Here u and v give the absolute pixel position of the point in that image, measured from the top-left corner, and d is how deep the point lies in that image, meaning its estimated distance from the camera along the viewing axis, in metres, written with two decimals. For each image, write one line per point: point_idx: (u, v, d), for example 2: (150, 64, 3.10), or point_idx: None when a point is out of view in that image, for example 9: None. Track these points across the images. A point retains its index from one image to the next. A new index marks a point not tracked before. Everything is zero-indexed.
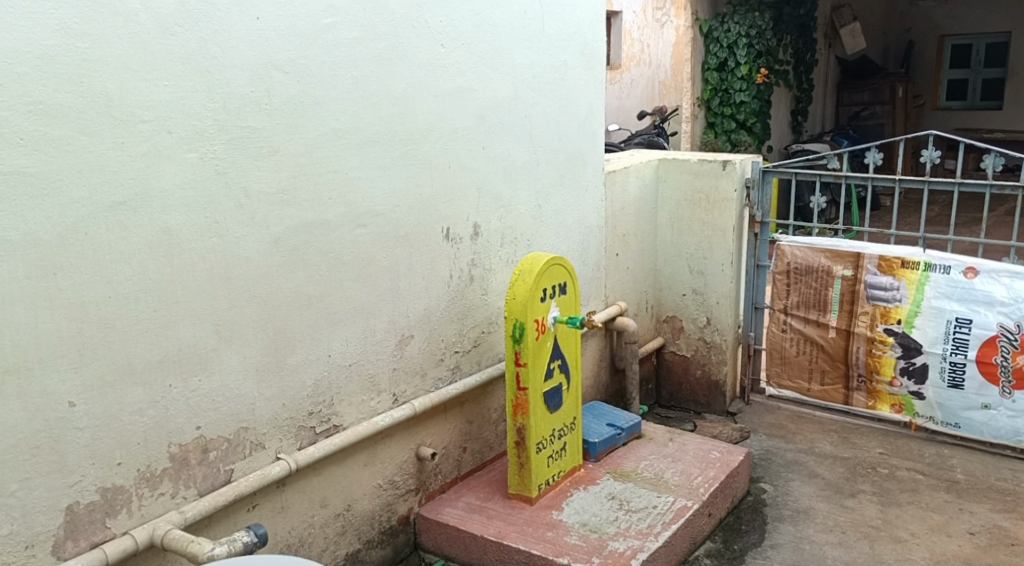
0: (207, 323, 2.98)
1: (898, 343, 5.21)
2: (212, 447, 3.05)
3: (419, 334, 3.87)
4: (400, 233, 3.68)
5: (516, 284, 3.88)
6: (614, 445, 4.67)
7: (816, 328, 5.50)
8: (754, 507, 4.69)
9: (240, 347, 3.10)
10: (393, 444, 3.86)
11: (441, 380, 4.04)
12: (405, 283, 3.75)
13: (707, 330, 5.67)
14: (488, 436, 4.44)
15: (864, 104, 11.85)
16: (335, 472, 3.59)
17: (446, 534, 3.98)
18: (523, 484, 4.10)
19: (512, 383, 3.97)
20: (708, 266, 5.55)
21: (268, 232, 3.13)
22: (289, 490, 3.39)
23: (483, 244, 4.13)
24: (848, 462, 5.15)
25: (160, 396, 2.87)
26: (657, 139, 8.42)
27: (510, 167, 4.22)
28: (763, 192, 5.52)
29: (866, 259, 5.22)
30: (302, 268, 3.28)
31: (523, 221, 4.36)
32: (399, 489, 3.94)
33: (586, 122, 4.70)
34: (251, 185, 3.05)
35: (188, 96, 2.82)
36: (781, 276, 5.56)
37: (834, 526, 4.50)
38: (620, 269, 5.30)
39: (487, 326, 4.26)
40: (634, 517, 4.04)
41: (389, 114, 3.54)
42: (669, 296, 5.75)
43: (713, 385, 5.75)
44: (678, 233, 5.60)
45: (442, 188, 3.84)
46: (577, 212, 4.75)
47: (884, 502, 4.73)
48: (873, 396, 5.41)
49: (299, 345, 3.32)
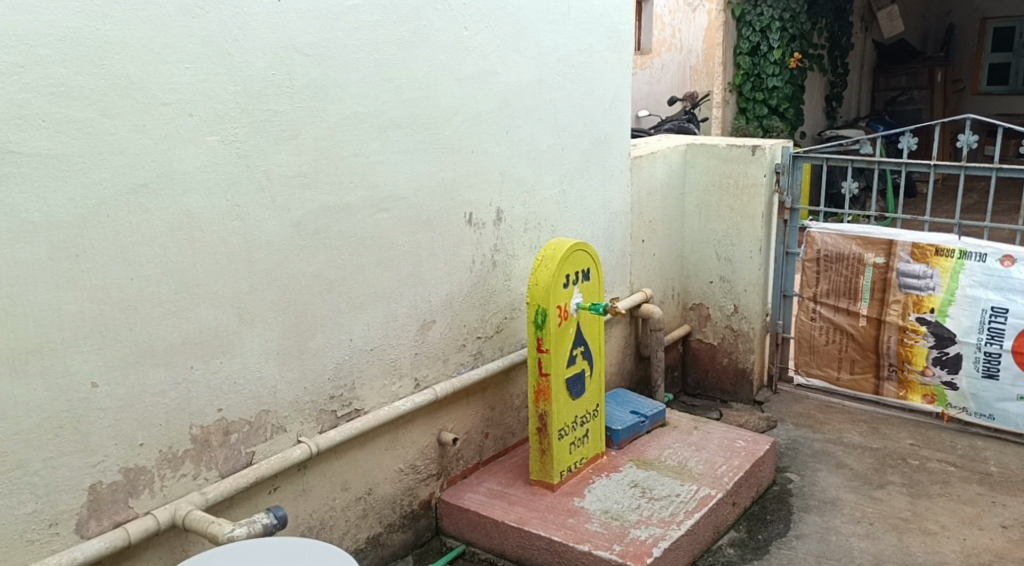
0: (229, 306, 2.99)
1: (931, 332, 5.11)
2: (233, 430, 3.06)
3: (441, 320, 3.86)
4: (423, 217, 3.66)
5: (540, 270, 3.86)
6: (638, 433, 4.63)
7: (846, 317, 5.41)
8: (780, 497, 4.63)
9: (261, 330, 3.10)
10: (415, 429, 3.86)
11: (463, 365, 4.02)
12: (428, 268, 3.73)
13: (735, 318, 5.61)
14: (510, 422, 4.42)
15: (901, 89, 11.68)
16: (357, 456, 3.59)
17: (468, 520, 3.98)
18: (545, 471, 4.08)
19: (534, 369, 3.95)
20: (736, 253, 5.48)
21: (289, 216, 3.13)
22: (310, 473, 3.40)
23: (506, 229, 4.10)
24: (878, 452, 5.08)
25: (182, 378, 2.88)
26: (688, 125, 8.37)
27: (534, 152, 4.18)
28: (793, 177, 5.42)
29: (898, 247, 5.12)
30: (324, 252, 3.27)
31: (547, 206, 4.32)
32: (420, 474, 3.94)
33: (612, 106, 4.65)
34: (273, 168, 3.05)
35: (209, 78, 2.82)
36: (811, 264, 5.48)
37: (861, 517, 4.44)
38: (646, 255, 5.25)
39: (510, 312, 4.24)
40: (657, 506, 4.01)
41: (411, 98, 3.52)
42: (696, 283, 5.69)
43: (740, 373, 5.69)
44: (706, 219, 5.53)
45: (465, 173, 3.82)
46: (602, 198, 4.71)
47: (914, 494, 4.66)
48: (904, 386, 5.32)
49: (320, 329, 3.32)
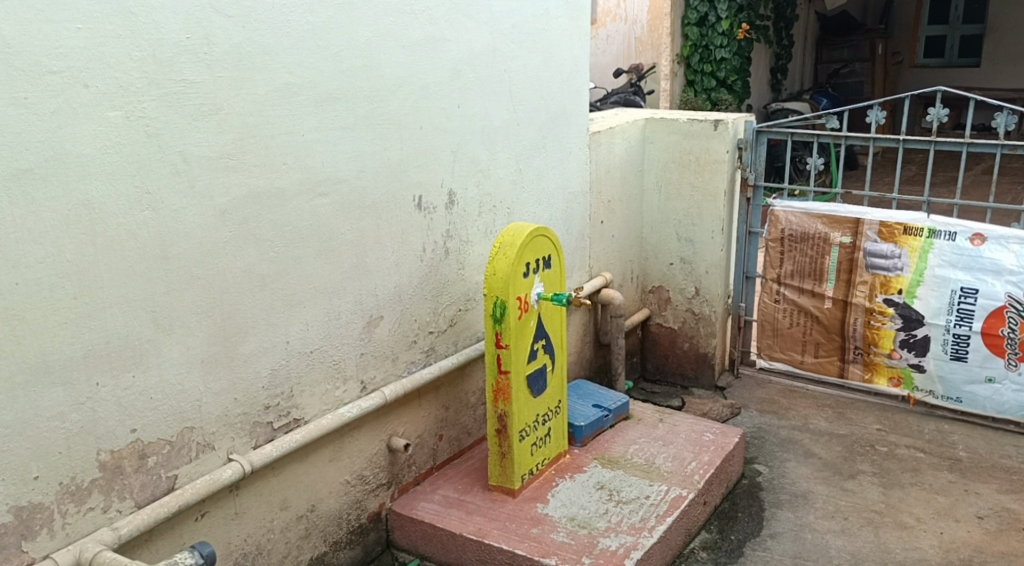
0: (142, 311, 2.58)
1: (899, 314, 4.90)
2: (150, 453, 2.67)
3: (389, 315, 3.50)
4: (367, 202, 3.28)
5: (497, 258, 3.51)
6: (601, 428, 4.33)
7: (811, 298, 5.18)
8: (750, 492, 4.38)
9: (182, 337, 2.71)
10: (363, 437, 3.50)
11: (414, 364, 3.67)
12: (373, 258, 3.37)
13: (696, 301, 5.34)
14: (466, 421, 4.08)
15: (843, 61, 11.52)
16: (297, 471, 3.23)
17: (421, 532, 3.64)
18: (505, 475, 3.76)
19: (492, 367, 3.61)
20: (698, 233, 5.20)
21: (211, 203, 2.72)
22: (245, 494, 3.03)
23: (459, 213, 3.74)
24: (846, 439, 4.86)
25: (85, 398, 2.47)
26: (634, 98, 8.10)
27: (487, 128, 3.82)
28: (756, 153, 5.15)
29: (866, 225, 4.89)
30: (253, 244, 2.88)
31: (503, 187, 3.97)
32: (369, 485, 3.59)
33: (569, 77, 4.30)
34: (190, 148, 2.63)
35: (108, 42, 2.39)
36: (774, 244, 5.23)
37: (835, 512, 4.20)
38: (604, 237, 4.94)
39: (464, 303, 3.89)
40: (626, 510, 3.72)
41: (351, 68, 3.12)
42: (655, 265, 5.40)
43: (701, 358, 5.43)
44: (666, 198, 5.23)
45: (413, 152, 3.44)
46: (561, 177, 4.37)
47: (886, 483, 4.43)
48: (870, 369, 5.11)
49: (251, 332, 2.93)
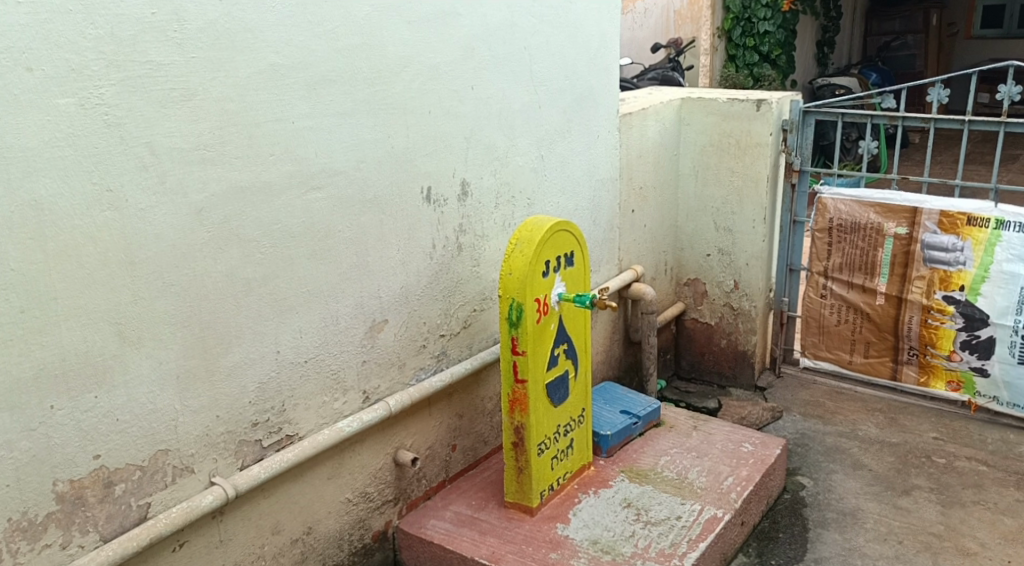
0: (104, 323, 2.28)
1: (960, 313, 4.49)
2: (118, 480, 2.38)
3: (395, 318, 3.18)
4: (368, 196, 2.96)
5: (514, 256, 3.18)
6: (629, 437, 4.00)
7: (861, 294, 4.77)
8: (792, 509, 4.03)
9: (154, 351, 2.41)
10: (366, 451, 3.20)
11: (423, 370, 3.35)
12: (376, 257, 3.05)
13: (735, 295, 4.96)
14: (482, 429, 3.77)
15: (894, 34, 10.95)
16: (291, 491, 2.93)
17: (431, 554, 3.34)
18: (522, 492, 3.44)
19: (508, 374, 3.29)
20: (737, 222, 4.81)
21: (185, 200, 2.40)
22: (231, 519, 2.74)
23: (473, 205, 3.41)
24: (898, 449, 4.48)
25: (37, 423, 2.18)
26: (673, 75, 7.66)
27: (505, 111, 3.47)
28: (802, 135, 4.74)
29: (924, 215, 4.46)
30: (236, 245, 2.57)
31: (522, 175, 3.63)
32: (373, 503, 3.30)
33: (597, 55, 3.94)
34: (159, 139, 2.32)
35: (56, 18, 2.08)
36: (821, 235, 4.82)
37: (888, 534, 3.84)
38: (636, 227, 4.57)
39: (480, 303, 3.56)
40: (655, 533, 3.39)
41: (349, 47, 2.79)
42: (691, 256, 5.02)
43: (740, 356, 5.06)
44: (703, 184, 4.85)
45: (420, 139, 3.11)
46: (587, 163, 4.02)
47: (944, 501, 4.05)
48: (926, 371, 4.70)
49: (235, 343, 2.63)
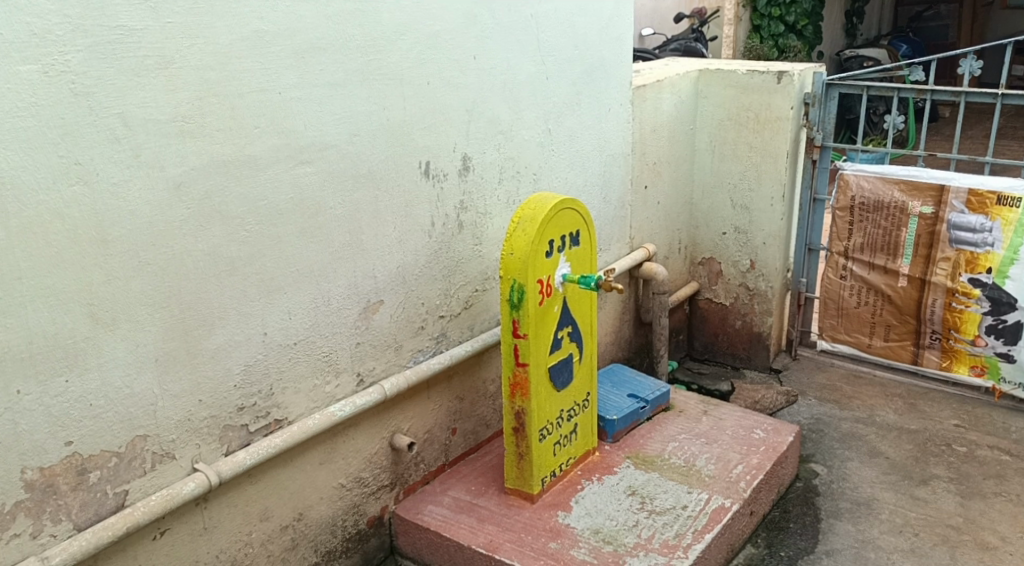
0: (74, 304, 2.18)
1: (986, 296, 4.31)
2: (92, 467, 2.29)
3: (390, 299, 3.06)
4: (362, 171, 2.83)
5: (516, 234, 3.04)
6: (637, 422, 3.87)
7: (882, 276, 4.59)
8: (804, 498, 3.89)
9: (129, 333, 2.30)
10: (360, 435, 3.10)
11: (421, 352, 3.23)
12: (371, 236, 2.92)
13: (751, 276, 4.80)
14: (483, 413, 3.66)
15: (927, 3, 10.62)
16: (280, 477, 2.84)
17: (427, 541, 3.25)
18: (523, 479, 3.33)
19: (508, 358, 3.16)
20: (755, 200, 4.64)
21: (161, 175, 2.28)
22: (217, 506, 2.65)
23: (475, 181, 3.27)
24: (917, 437, 4.32)
25: (3, 409, 2.09)
26: (695, 45, 7.44)
27: (510, 83, 3.32)
28: (825, 109, 4.54)
29: (951, 194, 4.27)
30: (219, 223, 2.45)
31: (528, 150, 3.48)
32: (368, 488, 3.20)
33: (609, 23, 3.77)
34: (132, 109, 2.20)
35: None
36: (842, 213, 4.64)
37: (903, 526, 3.69)
38: (649, 204, 4.42)
39: (481, 283, 3.43)
40: (659, 523, 3.27)
41: (341, 13, 2.64)
42: (706, 234, 4.86)
43: (755, 338, 4.91)
44: (720, 160, 4.67)
45: (417, 111, 2.96)
46: (596, 137, 3.87)
47: (963, 493, 3.90)
48: (949, 356, 4.53)
49: (217, 324, 2.52)
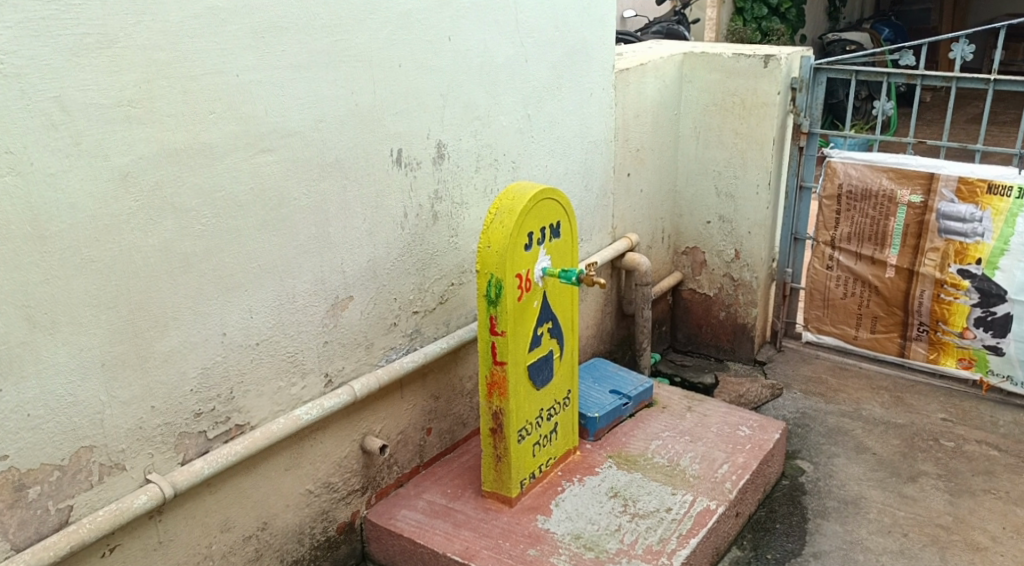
0: (7, 306, 2.00)
1: (976, 288, 4.19)
2: (31, 482, 2.12)
3: (361, 295, 2.89)
4: (328, 159, 2.65)
5: (493, 226, 2.88)
6: (619, 419, 3.74)
7: (870, 266, 4.46)
8: (790, 497, 3.76)
9: (72, 336, 2.13)
10: (329, 439, 2.94)
11: (394, 350, 3.07)
12: (339, 228, 2.75)
13: (735, 266, 4.66)
14: (460, 411, 3.51)
15: None
16: (242, 485, 2.68)
17: (400, 547, 3.10)
18: (500, 482, 3.19)
19: (485, 356, 3.01)
20: (740, 188, 4.50)
21: (105, 165, 2.10)
22: (172, 519, 2.49)
23: (450, 169, 3.10)
24: (904, 431, 4.21)
25: None
26: (678, 28, 7.28)
27: (487, 66, 3.15)
28: (813, 95, 4.41)
29: (941, 182, 4.14)
30: (171, 217, 2.27)
31: (506, 136, 3.31)
32: (338, 493, 3.04)
33: (591, 3, 3.60)
34: (71, 93, 2.02)
35: None
36: (829, 201, 4.50)
37: (892, 526, 3.57)
38: (631, 192, 4.26)
39: (458, 277, 3.26)
40: (642, 527, 3.14)
41: None
42: (690, 223, 4.72)
43: (739, 329, 4.79)
44: (705, 146, 4.53)
45: (388, 95, 2.79)
46: (577, 123, 3.71)
47: (952, 490, 3.79)
48: (936, 349, 4.42)
49: (171, 326, 2.34)
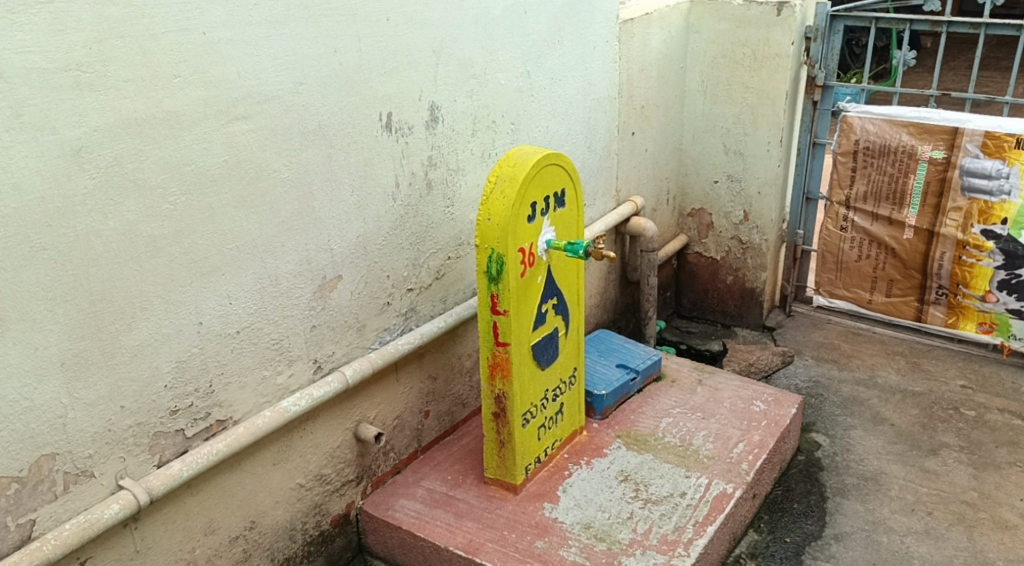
0: None
1: (1000, 249, 3.97)
2: None
3: (351, 274, 2.65)
4: (310, 126, 2.39)
5: (493, 197, 2.63)
6: (627, 395, 3.53)
7: (887, 227, 4.24)
8: (807, 474, 3.58)
9: (24, 335, 1.90)
10: (319, 429, 2.72)
11: (387, 331, 2.84)
12: (324, 202, 2.50)
13: (744, 228, 4.43)
14: (459, 391, 3.29)
15: None
16: (226, 483, 2.46)
17: (399, 540, 2.90)
18: (504, 468, 2.98)
19: (486, 336, 2.78)
20: (750, 145, 4.25)
21: (53, 138, 1.86)
22: (150, 524, 2.28)
23: (444, 133, 2.84)
24: (923, 399, 4.00)
25: None
26: None
27: (483, 19, 2.88)
28: (828, 45, 4.13)
29: (965, 137, 3.89)
30: (135, 195, 2.03)
31: (504, 95, 3.05)
32: (331, 485, 2.83)
33: None
34: (7, 57, 1.77)
35: None
36: (844, 159, 4.25)
37: (916, 504, 3.38)
38: (636, 151, 4.01)
39: (455, 250, 3.02)
40: (656, 515, 2.94)
41: None
42: (696, 182, 4.47)
43: (748, 294, 4.57)
44: (713, 101, 4.26)
45: (374, 53, 2.52)
46: (579, 80, 3.44)
47: (976, 463, 3.59)
48: (956, 313, 4.22)
49: (139, 316, 2.11)
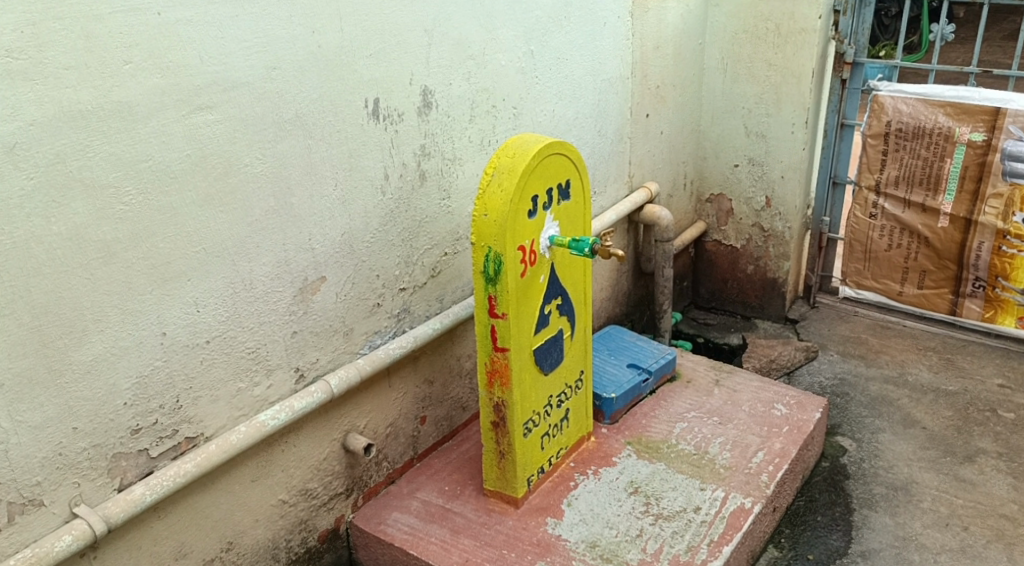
0: None
1: None
2: None
3: (335, 274, 2.43)
4: (285, 115, 2.17)
5: (490, 190, 2.40)
6: (638, 397, 3.31)
7: (920, 214, 3.96)
8: (831, 482, 3.35)
9: None
10: (303, 441, 2.52)
11: (378, 335, 2.62)
12: (303, 199, 2.28)
13: (766, 215, 4.17)
14: (458, 394, 3.08)
15: None
16: (199, 504, 2.27)
17: (391, 557, 2.70)
18: (505, 481, 2.77)
19: (484, 341, 2.56)
20: (773, 127, 3.98)
21: None
22: (111, 552, 2.10)
23: (439, 120, 2.60)
24: (957, 400, 3.75)
25: None
26: None
27: None
28: (858, 19, 3.86)
29: (1008, 119, 3.62)
30: (82, 196, 1.82)
31: (505, 77, 2.81)
32: (318, 499, 2.64)
33: None
34: None
35: None
36: (874, 141, 3.98)
37: (950, 518, 3.14)
38: (650, 134, 3.76)
39: (452, 244, 2.80)
40: (668, 533, 2.73)
41: None
42: (716, 166, 4.21)
43: (770, 284, 4.31)
44: (734, 80, 4.00)
45: (358, 33, 2.29)
46: (588, 59, 3.19)
47: (1015, 472, 3.34)
48: (993, 306, 3.95)
49: (91, 330, 1.90)
